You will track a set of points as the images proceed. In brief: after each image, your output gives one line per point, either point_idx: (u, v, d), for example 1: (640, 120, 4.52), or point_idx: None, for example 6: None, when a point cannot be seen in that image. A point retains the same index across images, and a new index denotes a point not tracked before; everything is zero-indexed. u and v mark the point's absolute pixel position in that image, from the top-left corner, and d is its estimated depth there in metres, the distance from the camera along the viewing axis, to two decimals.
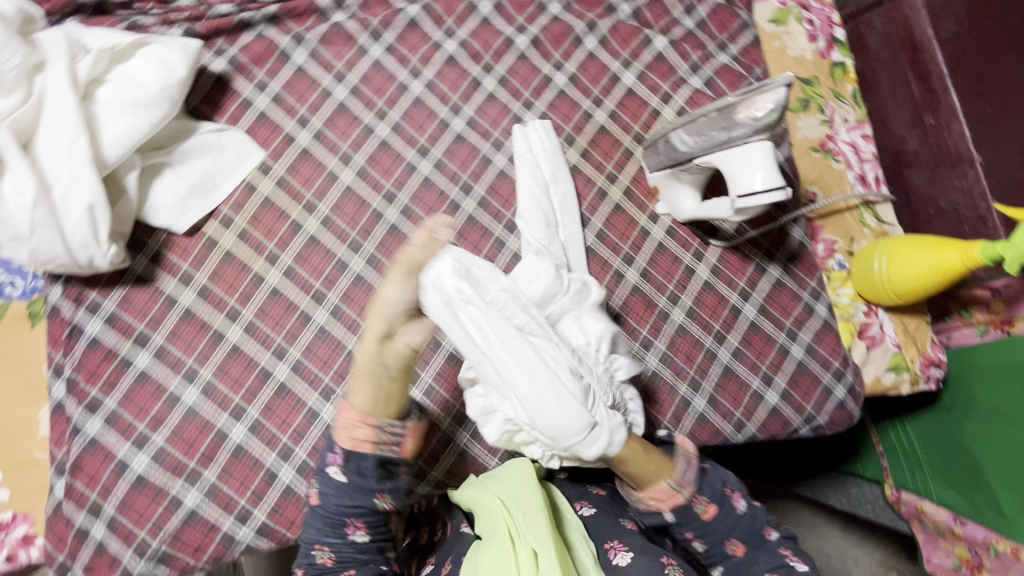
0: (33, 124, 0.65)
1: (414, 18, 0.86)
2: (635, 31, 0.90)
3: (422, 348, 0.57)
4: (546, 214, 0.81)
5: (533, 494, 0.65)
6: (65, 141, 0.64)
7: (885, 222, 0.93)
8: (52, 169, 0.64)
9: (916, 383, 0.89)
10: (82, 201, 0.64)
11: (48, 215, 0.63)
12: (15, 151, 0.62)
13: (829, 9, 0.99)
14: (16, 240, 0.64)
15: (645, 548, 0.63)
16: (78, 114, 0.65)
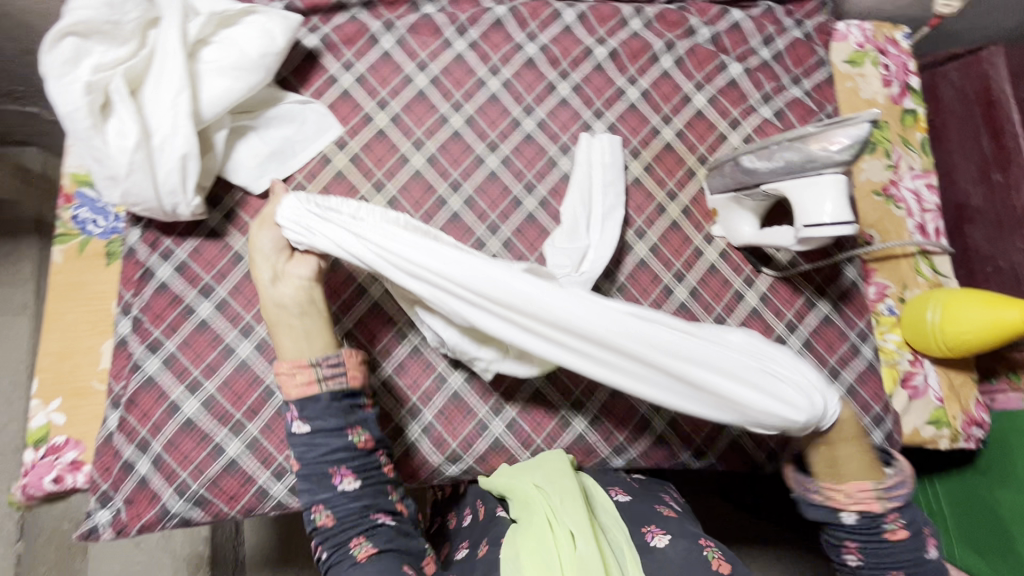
0: (143, 74, 0.69)
1: (500, 18, 0.88)
2: (711, 56, 0.92)
3: (312, 275, 0.65)
4: (576, 223, 0.81)
5: (564, 478, 0.69)
6: (170, 94, 0.68)
7: (942, 274, 0.92)
8: (155, 119, 0.68)
9: (956, 440, 0.88)
10: (177, 151, 0.68)
11: (144, 160, 0.67)
12: (125, 97, 0.66)
13: (907, 56, 0.99)
14: (112, 179, 0.68)
15: (683, 531, 0.65)
16: (185, 69, 0.69)
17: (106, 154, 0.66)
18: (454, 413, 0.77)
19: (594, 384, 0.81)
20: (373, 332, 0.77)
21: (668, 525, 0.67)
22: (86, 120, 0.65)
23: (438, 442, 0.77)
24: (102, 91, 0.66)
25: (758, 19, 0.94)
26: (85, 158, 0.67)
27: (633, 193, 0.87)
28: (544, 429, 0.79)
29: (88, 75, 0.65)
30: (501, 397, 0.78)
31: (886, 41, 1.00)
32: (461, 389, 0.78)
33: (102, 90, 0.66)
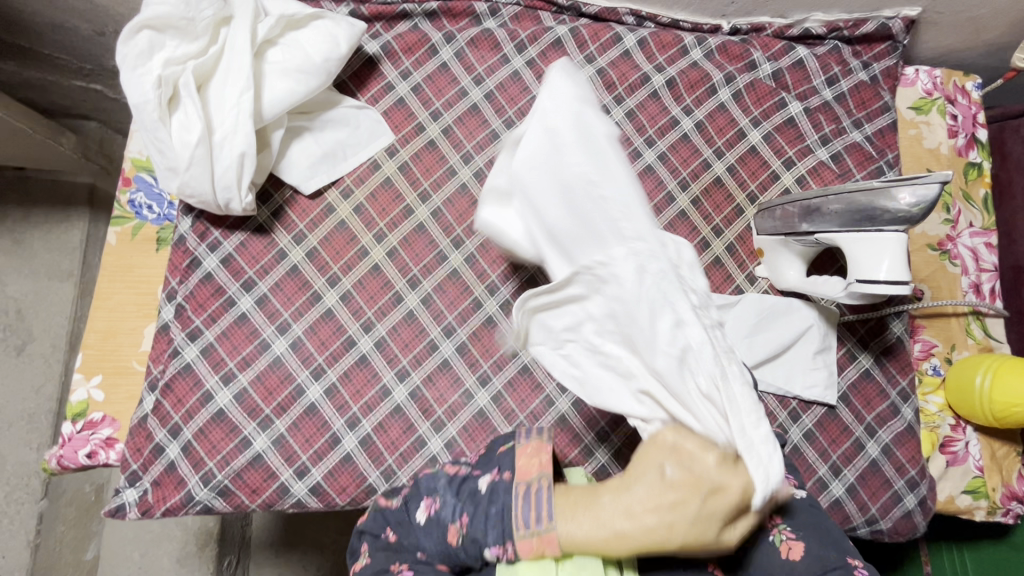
0: (211, 71, 0.71)
1: (560, 38, 0.88)
2: (771, 92, 0.90)
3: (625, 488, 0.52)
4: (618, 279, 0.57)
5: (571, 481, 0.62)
6: (235, 93, 0.70)
7: (992, 337, 0.89)
8: (218, 116, 0.70)
9: (993, 513, 0.84)
10: (234, 148, 0.70)
11: (206, 156, 0.69)
12: (191, 93, 0.69)
13: (977, 107, 0.95)
14: (171, 171, 0.70)
15: None
16: (251, 70, 0.71)
17: (170, 147, 0.69)
18: (477, 431, 0.77)
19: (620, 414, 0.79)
20: (405, 341, 0.78)
21: None
22: (154, 113, 0.67)
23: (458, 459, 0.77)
24: (171, 85, 0.68)
25: (823, 58, 0.92)
26: (148, 148, 0.69)
27: (678, 226, 0.86)
28: (566, 455, 0.78)
29: (160, 69, 0.68)
30: (526, 418, 0.78)
31: (957, 89, 0.96)
32: (487, 407, 0.78)
33: (171, 84, 0.68)
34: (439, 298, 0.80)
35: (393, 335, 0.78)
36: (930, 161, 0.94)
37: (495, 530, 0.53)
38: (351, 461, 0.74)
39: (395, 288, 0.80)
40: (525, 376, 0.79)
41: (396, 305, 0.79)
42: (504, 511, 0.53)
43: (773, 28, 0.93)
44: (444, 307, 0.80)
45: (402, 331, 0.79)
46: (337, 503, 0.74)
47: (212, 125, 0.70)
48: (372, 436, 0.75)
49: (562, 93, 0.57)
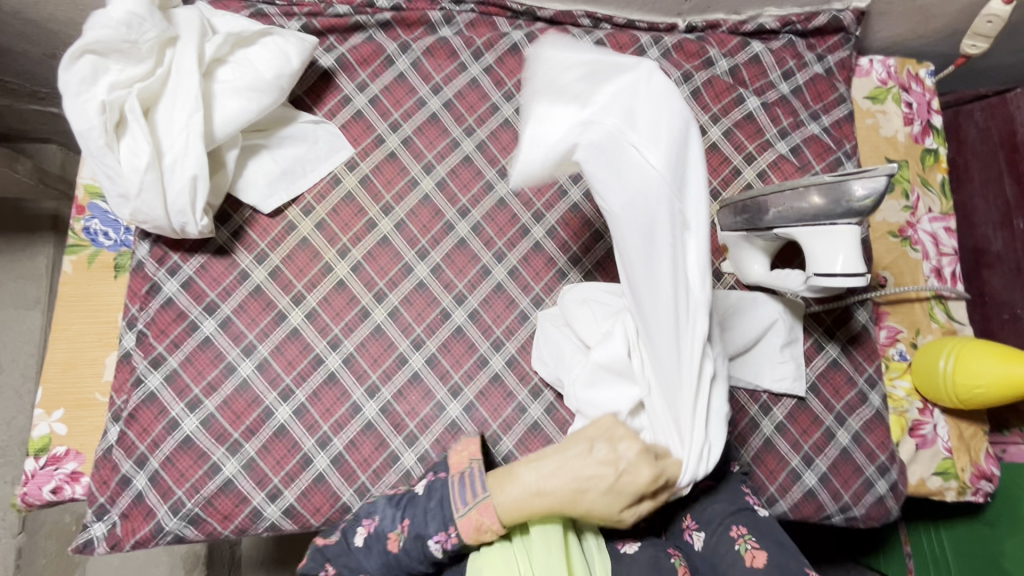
0: (158, 93, 0.70)
1: (516, 43, 0.88)
2: (729, 88, 0.91)
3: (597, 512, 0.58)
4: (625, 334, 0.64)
5: None
6: (183, 114, 0.69)
7: (955, 320, 0.91)
8: (168, 139, 0.69)
9: (963, 493, 0.86)
10: (187, 171, 0.69)
11: (157, 182, 0.68)
12: (138, 117, 0.67)
13: (931, 94, 0.97)
14: (123, 197, 0.69)
15: (651, 541, 0.67)
16: (199, 90, 0.70)
17: (119, 173, 0.67)
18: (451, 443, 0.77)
19: None
20: (374, 356, 0.78)
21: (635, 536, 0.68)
22: (100, 139, 0.65)
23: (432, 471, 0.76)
24: (117, 109, 0.67)
25: (778, 52, 0.93)
26: (97, 175, 0.68)
27: None
28: None
29: (104, 94, 0.66)
30: (499, 428, 0.78)
31: (910, 77, 0.97)
32: (459, 418, 0.78)
33: (116, 108, 0.67)
34: (406, 311, 0.80)
35: (361, 351, 0.78)
36: (887, 150, 0.96)
37: (437, 520, 0.61)
38: (324, 481, 0.74)
39: (361, 302, 0.79)
40: (497, 384, 0.79)
41: (363, 320, 0.78)
42: (442, 501, 0.62)
43: (728, 25, 0.93)
44: (411, 319, 0.79)
45: (370, 346, 0.78)
46: (312, 523, 0.74)
47: (162, 148, 0.69)
48: (345, 454, 0.75)
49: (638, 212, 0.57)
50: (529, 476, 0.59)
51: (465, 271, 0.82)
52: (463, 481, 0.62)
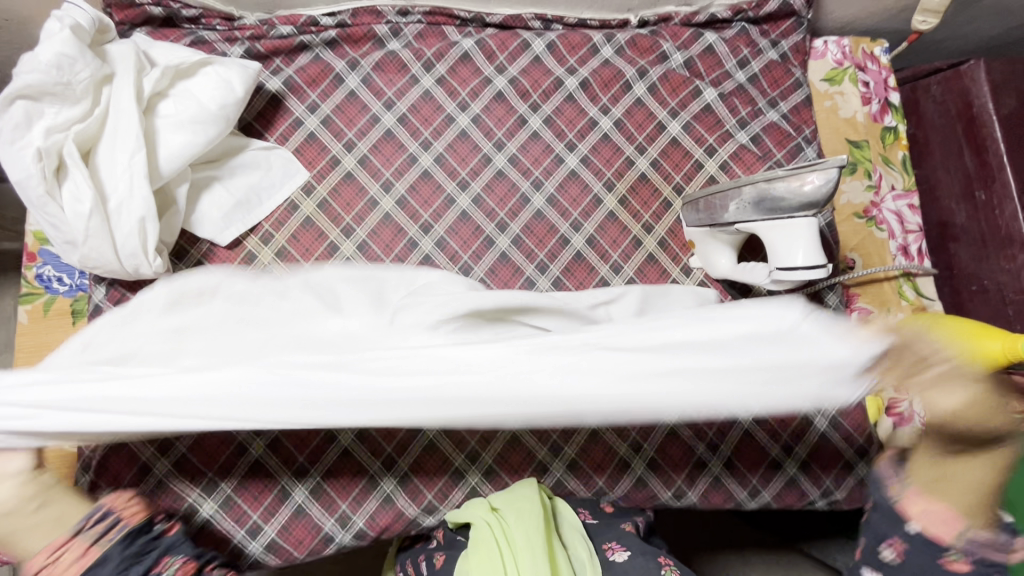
0: (97, 134, 0.68)
1: (467, 51, 0.86)
2: (685, 81, 0.90)
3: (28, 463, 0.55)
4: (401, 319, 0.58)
5: (528, 502, 0.69)
6: (125, 154, 0.67)
7: (924, 296, 0.92)
8: (111, 180, 0.67)
9: None
10: (133, 212, 0.67)
11: (105, 225, 0.66)
12: (77, 161, 0.65)
13: (887, 71, 0.97)
14: (71, 244, 0.67)
15: (642, 548, 0.67)
16: (139, 128, 0.68)
17: (64, 221, 0.65)
18: (429, 463, 0.75)
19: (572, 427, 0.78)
20: None
21: (626, 540, 0.69)
22: (39, 187, 0.63)
23: (413, 495, 0.75)
24: (55, 155, 0.64)
25: (732, 41, 0.92)
26: (41, 224, 0.66)
27: (608, 227, 0.86)
28: (522, 473, 0.77)
29: (39, 140, 0.63)
30: (478, 444, 0.77)
31: (866, 56, 0.97)
32: (437, 438, 0.76)
33: (54, 153, 0.64)
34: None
35: None
36: (847, 132, 0.96)
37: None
38: (304, 513, 0.73)
39: None
40: None
41: None
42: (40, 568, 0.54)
43: (680, 17, 0.93)
44: None
45: None
46: (296, 557, 0.73)
47: (106, 192, 0.67)
48: (324, 484, 0.74)
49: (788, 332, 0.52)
50: None
51: None
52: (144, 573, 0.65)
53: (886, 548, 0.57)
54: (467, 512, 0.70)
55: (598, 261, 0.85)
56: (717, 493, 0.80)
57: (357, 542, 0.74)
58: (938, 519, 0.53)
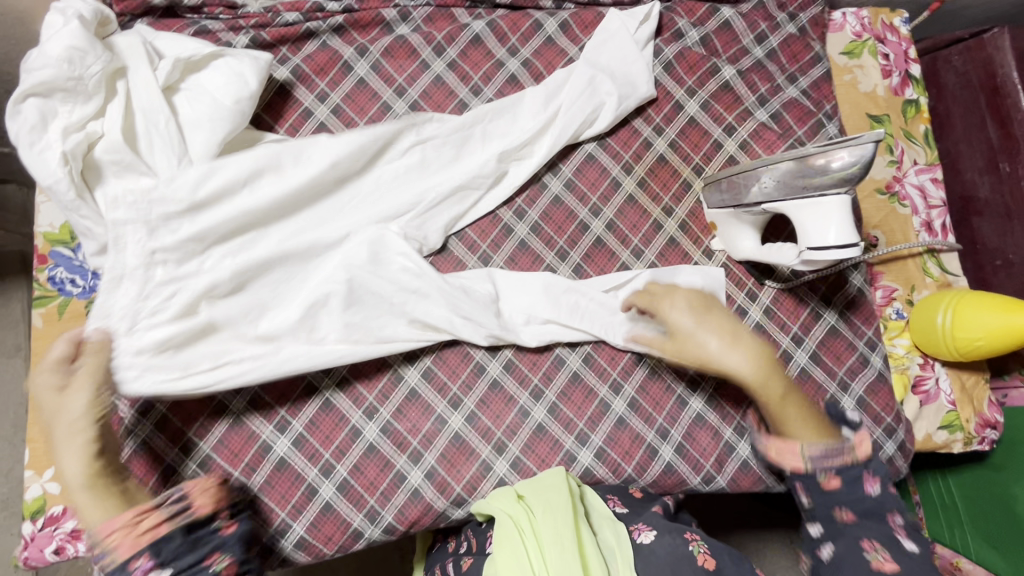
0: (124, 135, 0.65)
1: (478, 34, 0.84)
2: (701, 59, 0.88)
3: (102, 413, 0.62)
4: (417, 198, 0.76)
5: (555, 492, 0.68)
6: (172, 158, 0.65)
7: (949, 273, 0.90)
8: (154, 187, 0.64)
9: (970, 443, 0.86)
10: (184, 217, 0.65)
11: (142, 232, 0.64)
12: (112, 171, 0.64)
13: (907, 43, 0.96)
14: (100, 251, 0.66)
15: (668, 526, 0.67)
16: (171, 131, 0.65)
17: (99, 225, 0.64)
18: (456, 455, 0.74)
19: (598, 414, 0.78)
20: (369, 377, 0.74)
21: (652, 521, 0.68)
22: (70, 193, 0.61)
23: (441, 488, 0.74)
24: (79, 157, 0.62)
25: (749, 16, 0.90)
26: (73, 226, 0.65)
27: (628, 212, 0.84)
28: (550, 463, 0.76)
29: (61, 143, 0.61)
30: (504, 435, 0.76)
31: (885, 28, 0.95)
32: (462, 429, 0.75)
33: (79, 156, 0.62)
34: (355, 379, 0.74)
35: (354, 373, 0.74)
36: (868, 106, 0.93)
37: None
38: (332, 509, 0.72)
39: None
40: (497, 391, 0.76)
41: None
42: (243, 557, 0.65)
43: None
44: None
45: (364, 367, 0.75)
46: (326, 552, 0.72)
47: None
48: (350, 480, 0.72)
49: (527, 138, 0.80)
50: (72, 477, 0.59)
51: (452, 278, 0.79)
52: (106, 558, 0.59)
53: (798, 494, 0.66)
54: (491, 504, 0.69)
55: (619, 246, 0.83)
56: (746, 476, 0.79)
57: (385, 537, 0.73)
58: (791, 455, 0.67)
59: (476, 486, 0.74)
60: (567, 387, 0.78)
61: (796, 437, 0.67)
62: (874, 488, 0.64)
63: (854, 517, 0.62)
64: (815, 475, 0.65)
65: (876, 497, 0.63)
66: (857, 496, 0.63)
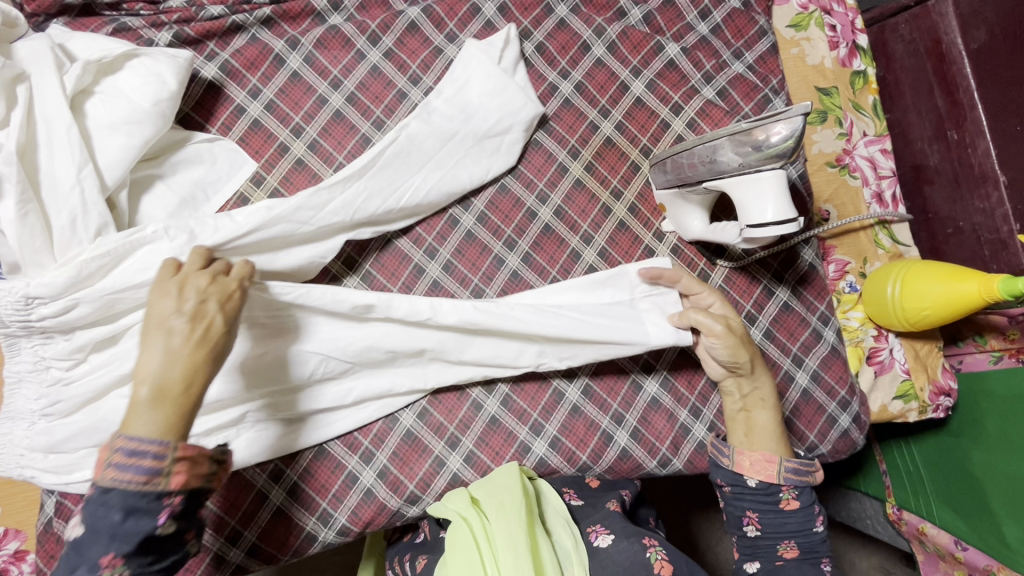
0: (29, 144, 0.63)
1: (414, 20, 0.81)
2: (645, 37, 0.86)
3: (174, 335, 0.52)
4: (297, 215, 0.68)
5: (509, 494, 0.67)
6: (71, 168, 0.63)
7: (900, 243, 0.90)
8: (54, 202, 0.63)
9: (924, 412, 0.87)
10: (89, 231, 0.64)
11: (47, 248, 0.63)
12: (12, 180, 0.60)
13: (853, 14, 0.94)
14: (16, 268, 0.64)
15: (626, 530, 0.65)
16: (76, 138, 0.64)
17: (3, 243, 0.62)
18: (408, 453, 0.73)
19: (552, 403, 0.77)
20: None
21: (610, 522, 0.67)
22: None
23: (394, 486, 0.73)
24: None
25: None
26: None
27: (576, 197, 0.83)
28: (504, 456, 0.75)
29: None
30: (456, 430, 0.75)
31: None
32: (414, 426, 0.74)
33: None
34: None
35: None
36: (816, 79, 0.93)
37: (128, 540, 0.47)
38: (284, 515, 0.70)
39: None
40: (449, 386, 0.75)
41: None
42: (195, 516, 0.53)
43: None
44: None
45: None
46: (279, 558, 0.71)
47: (50, 212, 0.63)
48: (301, 484, 0.71)
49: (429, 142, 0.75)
50: (163, 360, 0.50)
51: (398, 274, 0.78)
52: (109, 476, 0.46)
53: (746, 525, 0.70)
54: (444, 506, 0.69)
55: (568, 232, 0.82)
56: (703, 457, 0.79)
57: (340, 540, 0.73)
58: (769, 466, 0.69)
59: (424, 486, 0.74)
60: (520, 378, 0.77)
61: (766, 450, 0.70)
62: (817, 526, 0.68)
63: (796, 553, 0.67)
64: (774, 495, 0.69)
65: (819, 536, 0.68)
66: (796, 527, 0.68)
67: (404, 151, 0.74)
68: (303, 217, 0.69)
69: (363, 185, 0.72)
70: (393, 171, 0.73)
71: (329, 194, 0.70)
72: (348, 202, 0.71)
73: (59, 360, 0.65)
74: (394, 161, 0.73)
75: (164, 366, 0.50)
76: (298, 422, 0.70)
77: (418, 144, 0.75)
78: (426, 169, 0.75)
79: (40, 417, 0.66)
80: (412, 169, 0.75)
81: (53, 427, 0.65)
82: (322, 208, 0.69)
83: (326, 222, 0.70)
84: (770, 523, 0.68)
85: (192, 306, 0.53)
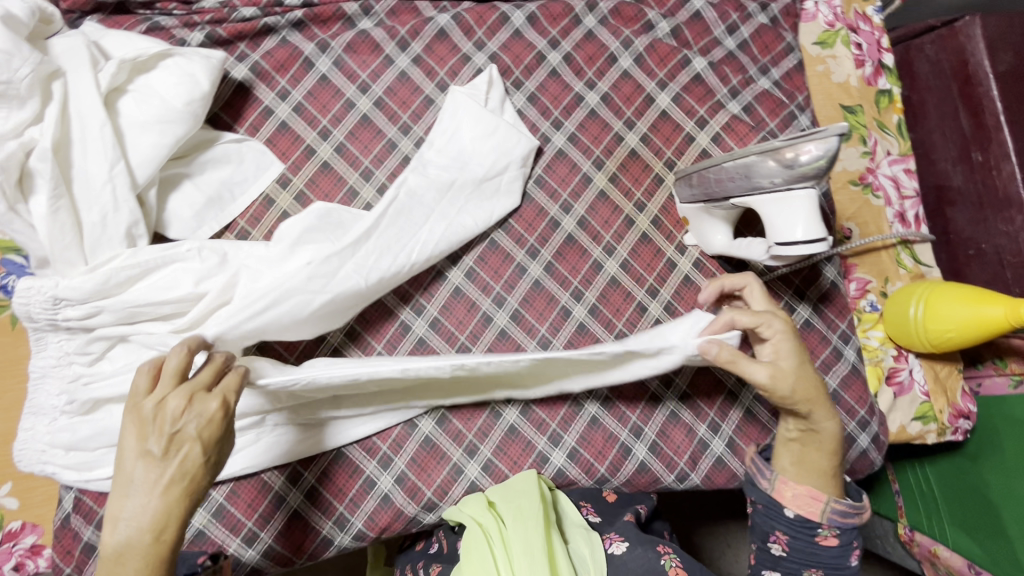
0: (62, 140, 0.63)
1: (443, 27, 0.82)
2: (672, 51, 0.86)
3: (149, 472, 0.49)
4: (307, 284, 0.66)
5: (527, 499, 0.66)
6: (103, 165, 0.63)
7: (922, 263, 0.90)
8: (86, 199, 0.63)
9: (942, 434, 0.86)
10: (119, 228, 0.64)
11: (76, 243, 0.63)
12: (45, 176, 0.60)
13: (880, 32, 0.94)
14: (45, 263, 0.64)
15: (640, 537, 0.65)
16: (110, 135, 0.64)
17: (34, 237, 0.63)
18: (427, 460, 0.73)
19: (571, 414, 0.77)
20: None
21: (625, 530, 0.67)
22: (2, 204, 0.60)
23: (412, 492, 0.73)
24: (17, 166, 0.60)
25: (719, 6, 0.90)
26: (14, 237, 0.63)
27: (600, 208, 0.83)
28: (521, 465, 0.75)
29: None
30: (475, 438, 0.75)
31: (858, 17, 0.95)
32: (433, 433, 0.74)
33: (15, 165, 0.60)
34: None
35: None
36: (841, 96, 0.93)
37: None
38: (301, 518, 0.70)
39: None
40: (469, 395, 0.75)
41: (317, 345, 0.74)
42: None
43: None
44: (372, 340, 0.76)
45: None
46: (293, 561, 0.70)
47: (81, 209, 0.63)
48: (319, 487, 0.71)
49: (427, 194, 0.75)
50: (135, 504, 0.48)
51: (419, 280, 0.78)
52: None
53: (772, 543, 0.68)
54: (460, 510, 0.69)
55: (590, 243, 0.82)
56: (720, 473, 0.79)
57: (356, 544, 0.72)
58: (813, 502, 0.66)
59: (441, 493, 0.73)
60: None
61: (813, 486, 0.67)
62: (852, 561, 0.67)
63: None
64: (812, 529, 0.66)
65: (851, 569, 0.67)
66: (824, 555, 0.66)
67: (403, 213, 0.73)
68: (311, 289, 0.67)
69: (369, 246, 0.71)
70: (396, 230, 0.73)
71: (334, 259, 0.68)
72: (359, 262, 0.70)
73: (83, 355, 0.65)
74: (396, 221, 0.73)
75: (138, 509, 0.48)
76: (319, 424, 0.70)
77: (419, 209, 0.74)
78: (433, 218, 0.75)
79: (62, 413, 0.66)
80: (417, 228, 0.74)
81: (76, 424, 0.65)
82: (331, 271, 0.68)
83: (336, 294, 0.68)
84: (800, 548, 0.67)
85: (168, 432, 0.49)
